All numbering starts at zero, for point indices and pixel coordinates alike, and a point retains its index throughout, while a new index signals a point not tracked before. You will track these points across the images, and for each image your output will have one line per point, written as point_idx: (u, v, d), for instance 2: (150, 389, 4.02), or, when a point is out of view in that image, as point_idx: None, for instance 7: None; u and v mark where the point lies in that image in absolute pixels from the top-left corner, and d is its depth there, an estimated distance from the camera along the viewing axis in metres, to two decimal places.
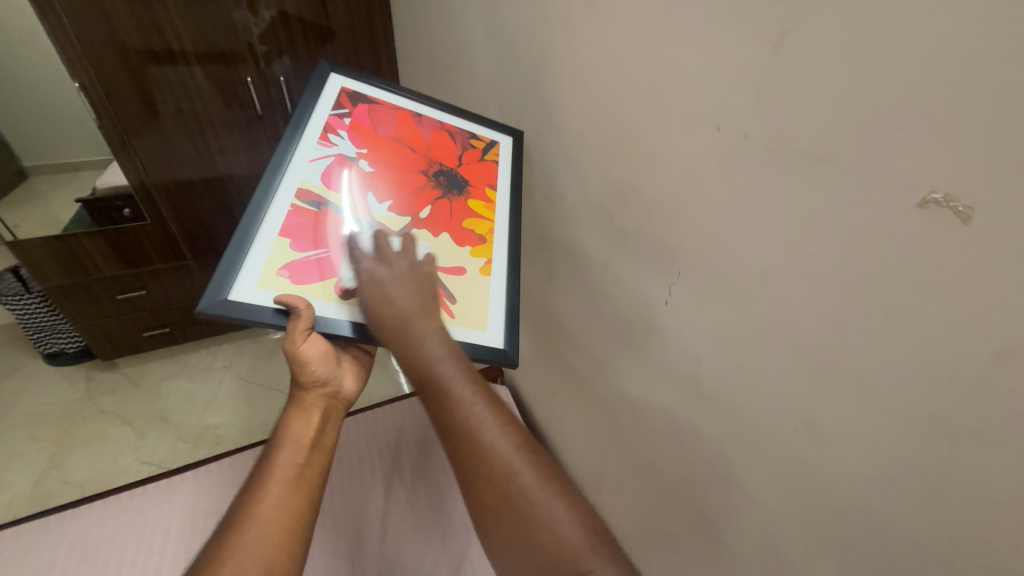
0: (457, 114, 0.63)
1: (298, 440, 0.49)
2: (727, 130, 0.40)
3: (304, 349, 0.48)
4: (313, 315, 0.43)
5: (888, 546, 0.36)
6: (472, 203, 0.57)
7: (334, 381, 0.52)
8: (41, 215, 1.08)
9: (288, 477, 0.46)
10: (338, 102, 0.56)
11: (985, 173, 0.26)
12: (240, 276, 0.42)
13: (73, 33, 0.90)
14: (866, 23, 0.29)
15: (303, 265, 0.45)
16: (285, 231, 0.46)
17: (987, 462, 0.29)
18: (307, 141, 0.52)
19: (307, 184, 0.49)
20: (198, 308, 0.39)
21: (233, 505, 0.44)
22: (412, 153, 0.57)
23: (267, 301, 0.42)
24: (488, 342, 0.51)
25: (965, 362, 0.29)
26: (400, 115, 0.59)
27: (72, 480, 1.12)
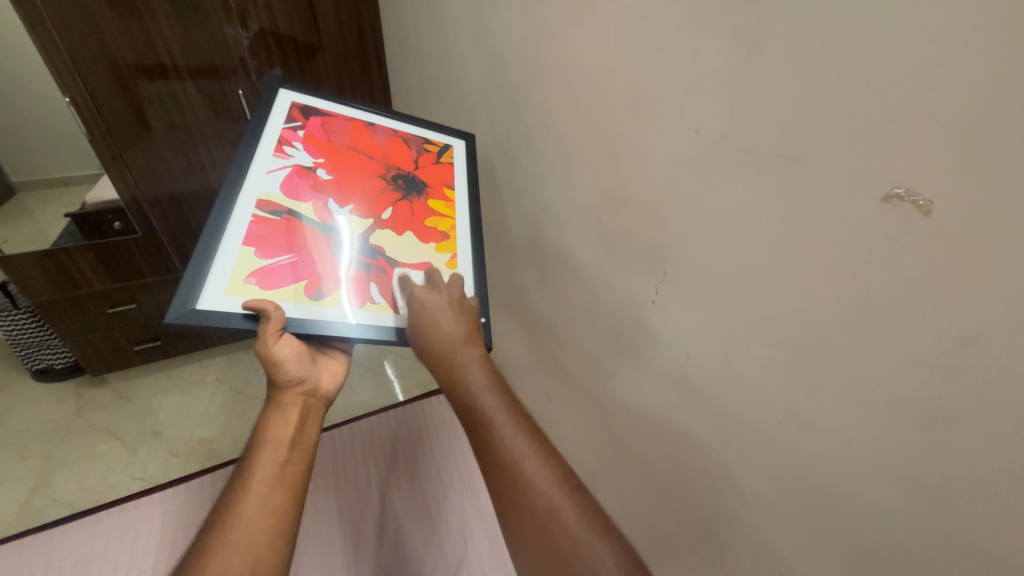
0: (414, 124, 0.71)
1: (277, 439, 0.53)
2: (705, 133, 0.44)
3: (277, 350, 0.52)
4: (283, 316, 0.48)
5: (874, 515, 0.40)
6: (431, 202, 0.64)
7: (310, 380, 0.57)
8: (29, 231, 1.15)
9: (269, 473, 0.51)
10: (291, 114, 0.65)
11: (943, 171, 0.29)
12: (209, 285, 0.47)
13: (67, 51, 0.97)
14: (829, 34, 0.33)
15: (271, 271, 0.51)
16: (248, 242, 0.51)
17: (958, 435, 0.32)
18: (261, 157, 0.59)
19: (266, 195, 0.56)
20: (166, 319, 0.44)
21: (220, 504, 0.49)
22: (369, 160, 0.65)
23: (235, 307, 0.47)
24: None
25: (933, 344, 0.32)
26: (353, 125, 0.67)
27: (142, 476, 1.23)
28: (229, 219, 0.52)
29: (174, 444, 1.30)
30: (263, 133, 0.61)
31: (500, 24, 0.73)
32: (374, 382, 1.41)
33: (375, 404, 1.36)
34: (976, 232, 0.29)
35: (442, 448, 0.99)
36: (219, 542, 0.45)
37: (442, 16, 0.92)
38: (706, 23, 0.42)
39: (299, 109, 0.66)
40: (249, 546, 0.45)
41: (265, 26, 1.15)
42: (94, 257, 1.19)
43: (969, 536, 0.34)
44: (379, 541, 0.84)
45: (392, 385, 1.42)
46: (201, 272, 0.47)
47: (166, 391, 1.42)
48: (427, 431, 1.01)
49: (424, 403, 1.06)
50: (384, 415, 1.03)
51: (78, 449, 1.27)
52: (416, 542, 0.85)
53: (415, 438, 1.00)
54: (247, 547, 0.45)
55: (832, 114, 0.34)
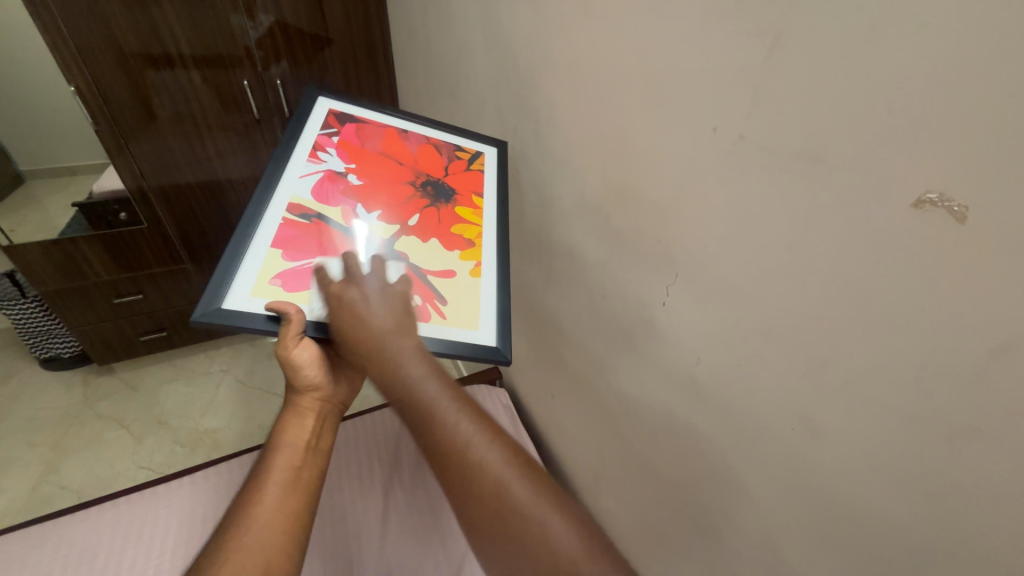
0: (446, 132, 0.71)
1: (293, 443, 0.53)
2: (723, 131, 0.43)
3: (297, 355, 0.51)
4: (304, 320, 0.46)
5: (885, 527, 0.39)
6: (459, 209, 0.63)
7: (328, 386, 0.56)
8: (37, 220, 1.15)
9: (285, 477, 0.50)
10: (326, 119, 0.66)
11: (981, 177, 0.28)
12: (235, 286, 0.47)
13: (71, 37, 0.96)
14: (859, 29, 0.31)
15: (296, 274, 0.50)
16: (276, 244, 0.51)
17: (985, 454, 0.31)
18: (297, 161, 0.59)
19: (298, 199, 0.56)
20: (193, 317, 0.43)
21: (233, 506, 0.48)
22: (400, 166, 0.64)
23: (259, 308, 0.46)
24: (479, 342, 0.53)
25: (961, 358, 0.31)
26: (387, 132, 0.68)
27: (148, 465, 1.23)
28: (260, 222, 0.52)
29: (179, 434, 1.30)
30: (302, 138, 0.62)
31: (510, 16, 0.71)
32: None
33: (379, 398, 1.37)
34: (1015, 242, 0.27)
35: None
36: (235, 542, 0.45)
37: (450, 6, 0.90)
38: (726, 17, 0.40)
39: (336, 116, 0.67)
40: (264, 550, 0.45)
41: (272, 17, 1.13)
42: (101, 247, 1.19)
43: (983, 552, 0.33)
44: (381, 538, 0.84)
45: None
46: (229, 272, 0.47)
47: (172, 381, 1.42)
48: None
49: None
50: (387, 410, 1.03)
51: (85, 437, 1.28)
52: (418, 538, 0.85)
53: None
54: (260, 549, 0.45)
55: (858, 113, 0.33)
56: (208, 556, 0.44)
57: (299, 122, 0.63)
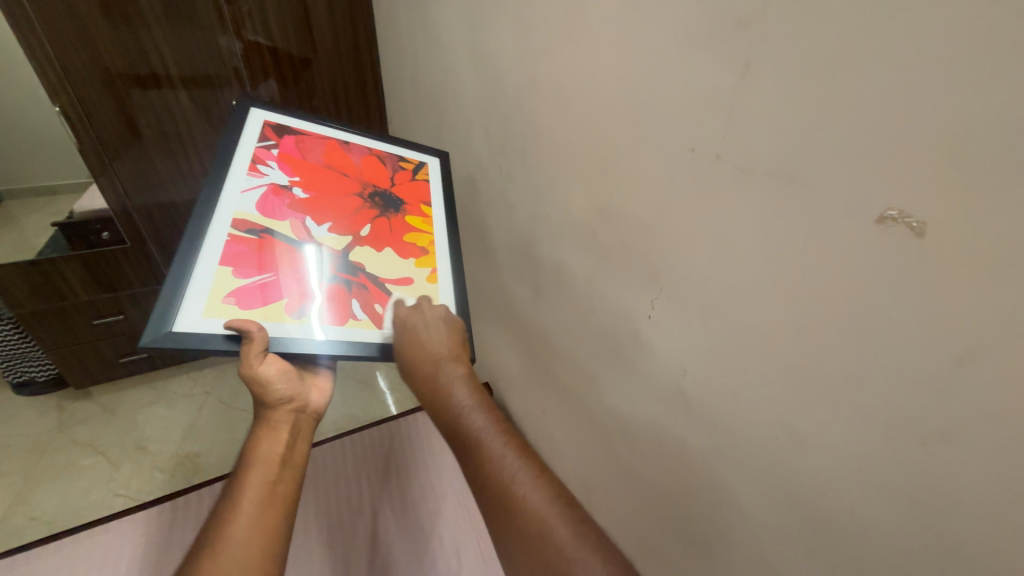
0: (390, 143, 0.73)
1: (267, 459, 0.52)
2: (701, 152, 0.45)
3: (263, 370, 0.51)
4: (267, 337, 0.47)
5: (870, 532, 0.39)
6: (410, 219, 0.65)
7: (301, 396, 0.56)
8: (14, 240, 1.13)
9: (259, 494, 0.49)
10: (263, 133, 0.66)
11: (937, 195, 0.30)
12: (187, 306, 0.47)
13: (57, 59, 0.97)
14: (821, 59, 0.34)
15: (248, 290, 0.50)
16: (225, 261, 0.51)
17: (957, 457, 0.32)
18: (236, 176, 0.59)
19: (242, 214, 0.56)
20: (143, 342, 0.43)
21: (204, 531, 0.47)
22: (346, 177, 0.65)
23: (215, 328, 0.47)
24: None
25: (930, 364, 0.32)
26: (328, 144, 0.69)
27: (126, 492, 1.19)
28: (203, 239, 0.52)
29: (159, 460, 1.26)
30: (236, 154, 0.61)
31: (495, 39, 0.74)
32: (363, 397, 1.39)
33: (364, 418, 1.34)
34: (972, 255, 0.29)
35: (434, 462, 0.97)
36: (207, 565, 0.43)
37: (437, 28, 0.93)
38: (702, 42, 0.42)
39: (271, 129, 0.67)
40: (242, 569, 0.44)
41: (260, 38, 1.15)
42: (81, 266, 1.17)
43: (961, 552, 0.34)
44: (370, 561, 0.82)
45: (383, 399, 1.40)
46: (177, 295, 0.47)
47: (152, 404, 1.38)
48: (417, 449, 0.98)
49: (408, 419, 1.04)
50: (370, 431, 1.01)
51: (59, 465, 1.23)
52: (408, 560, 0.83)
53: (405, 456, 0.97)
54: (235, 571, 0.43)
55: (825, 134, 0.35)
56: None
57: (234, 138, 0.63)
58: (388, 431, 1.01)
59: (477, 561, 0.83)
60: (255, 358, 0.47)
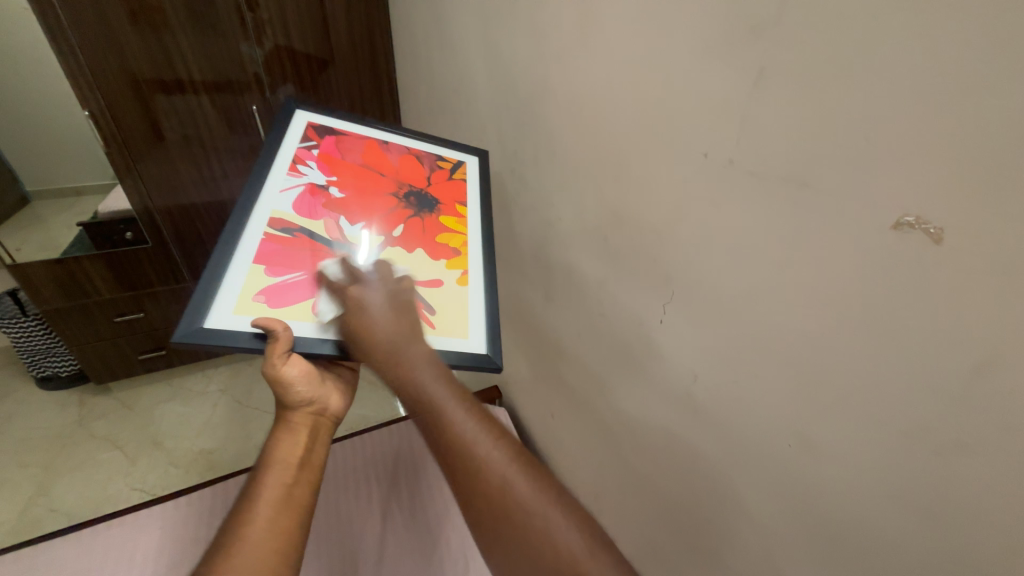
0: (426, 143, 0.74)
1: (285, 461, 0.53)
2: (714, 157, 0.45)
3: (285, 371, 0.52)
4: (291, 337, 0.47)
5: (885, 545, 0.38)
6: (443, 218, 0.65)
7: (321, 399, 0.57)
8: (41, 239, 1.17)
9: (276, 496, 0.50)
10: (305, 133, 0.68)
11: (954, 203, 0.30)
12: (217, 303, 0.47)
13: (87, 64, 1.00)
14: (836, 64, 0.34)
15: (279, 289, 0.50)
16: (258, 259, 0.52)
17: (975, 469, 0.31)
18: (277, 176, 0.61)
19: (278, 212, 0.57)
20: (174, 339, 0.44)
21: (221, 530, 0.48)
22: (382, 177, 0.66)
23: (244, 326, 0.47)
24: (470, 350, 0.54)
25: (947, 373, 0.32)
26: (367, 144, 0.70)
27: (141, 486, 1.22)
28: (240, 236, 0.53)
29: (174, 455, 1.29)
30: (280, 153, 0.64)
31: (510, 45, 0.75)
32: (373, 398, 1.40)
33: (375, 419, 1.36)
34: (990, 263, 0.29)
35: None
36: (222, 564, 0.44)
37: (453, 35, 0.94)
38: (716, 48, 0.42)
39: (314, 130, 0.69)
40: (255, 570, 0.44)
41: (280, 44, 1.18)
42: (104, 265, 1.20)
43: (979, 568, 0.33)
44: (378, 561, 0.82)
45: (393, 401, 1.41)
46: (208, 292, 0.47)
47: (169, 400, 1.41)
48: (426, 451, 0.99)
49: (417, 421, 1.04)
50: (380, 432, 1.02)
51: (78, 458, 1.26)
52: (417, 560, 0.83)
53: (414, 458, 0.98)
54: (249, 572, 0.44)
55: (840, 140, 0.35)
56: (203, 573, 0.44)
57: (279, 138, 0.65)
58: (398, 433, 1.02)
59: (483, 565, 0.83)
60: (278, 357, 0.47)
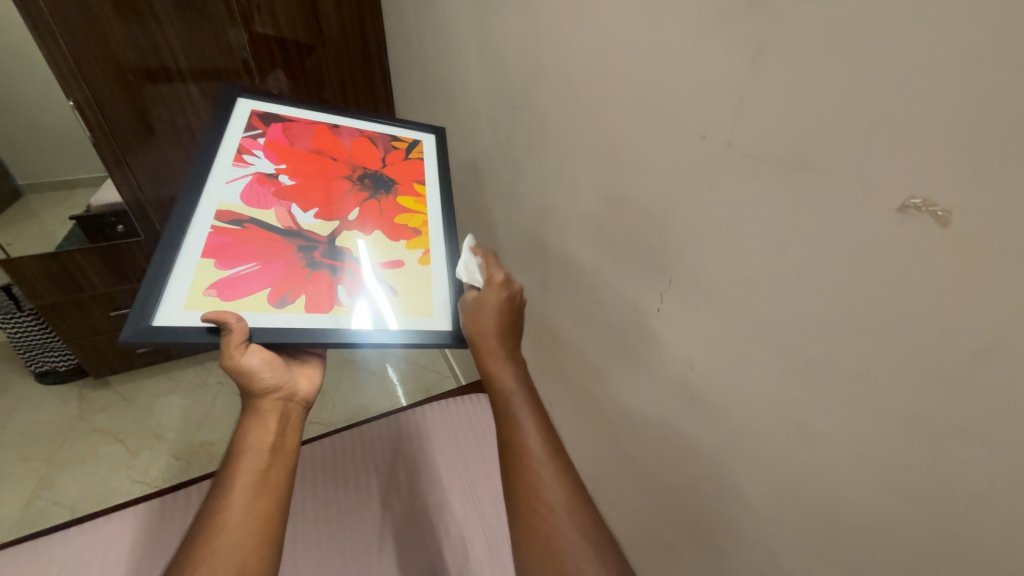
0: (380, 124, 0.73)
1: (257, 447, 0.52)
2: (711, 139, 0.43)
3: (246, 361, 0.50)
4: (246, 328, 0.47)
5: (880, 531, 0.38)
6: (401, 199, 0.66)
7: (287, 385, 0.56)
8: (35, 233, 1.15)
9: (251, 481, 0.49)
10: (251, 123, 0.67)
11: (964, 183, 0.28)
12: (166, 301, 0.47)
13: (69, 52, 0.97)
14: (841, 36, 0.32)
15: (232, 282, 0.50)
16: (207, 253, 0.52)
17: (979, 459, 0.31)
18: (222, 168, 0.60)
19: (226, 205, 0.57)
20: (121, 338, 0.43)
21: (198, 519, 0.47)
22: (335, 161, 0.66)
23: (195, 321, 0.47)
24: (436, 327, 0.55)
25: (950, 361, 0.31)
26: (317, 129, 0.70)
27: (143, 478, 1.23)
28: (186, 233, 0.53)
29: (175, 447, 1.30)
30: (223, 146, 0.63)
31: (501, 26, 0.72)
32: (371, 390, 1.40)
33: (373, 410, 1.36)
34: (996, 247, 0.27)
35: (441, 452, 0.98)
36: (201, 552, 0.44)
37: (443, 16, 0.91)
38: (714, 23, 0.40)
39: (259, 118, 0.68)
40: (237, 553, 0.45)
41: (268, 30, 1.14)
42: (98, 259, 1.19)
43: (978, 555, 0.32)
44: (379, 546, 0.83)
45: (391, 392, 1.41)
46: (158, 289, 0.47)
47: (168, 393, 1.42)
48: (425, 439, 0.99)
49: (414, 410, 1.04)
50: (376, 423, 1.02)
51: (80, 452, 1.27)
52: (414, 552, 0.83)
53: (411, 446, 0.98)
54: (231, 554, 0.44)
55: (842, 119, 0.33)
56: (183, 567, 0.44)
57: (218, 130, 0.64)
58: (392, 424, 1.02)
59: (483, 550, 0.84)
60: (236, 348, 0.47)
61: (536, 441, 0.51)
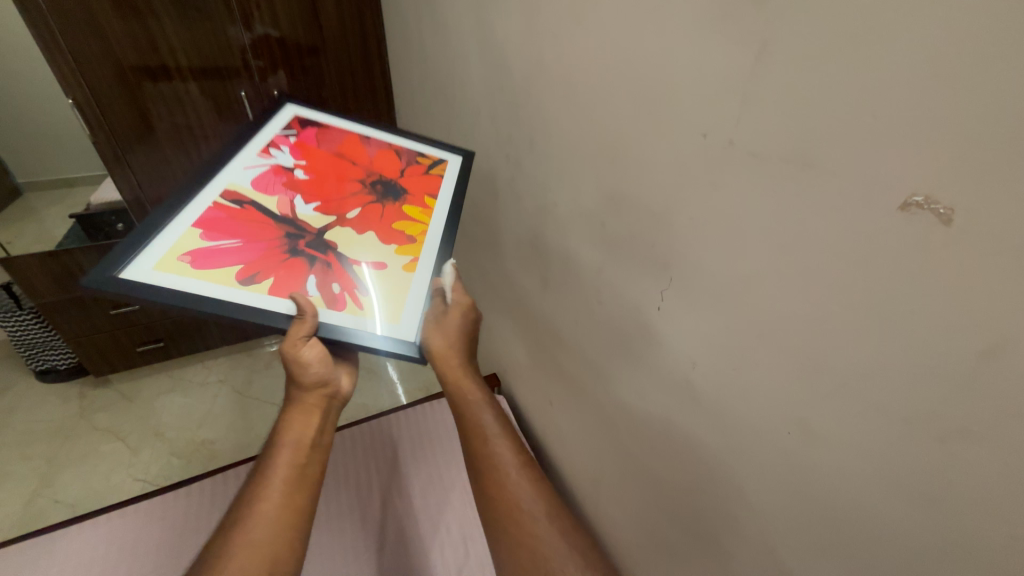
0: (411, 140, 0.75)
1: (298, 441, 0.53)
2: (713, 137, 0.43)
3: (303, 353, 0.51)
4: (317, 325, 0.48)
5: (882, 529, 0.38)
6: (407, 207, 0.65)
7: (334, 384, 0.56)
8: (35, 232, 1.15)
9: (290, 475, 0.51)
10: (289, 124, 0.72)
11: (968, 182, 0.28)
12: (140, 258, 0.48)
13: (67, 49, 0.97)
14: (846, 34, 0.32)
15: (208, 252, 0.50)
16: (198, 224, 0.53)
17: (981, 458, 0.31)
18: (247, 155, 0.64)
19: (235, 186, 0.59)
20: (82, 280, 0.44)
21: (235, 504, 0.49)
22: (353, 165, 0.68)
23: (158, 280, 0.46)
24: (396, 334, 0.52)
25: (952, 360, 0.31)
26: (349, 139, 0.73)
27: (144, 477, 1.23)
28: (190, 201, 0.55)
29: (176, 446, 1.30)
30: (258, 139, 0.67)
31: (503, 24, 0.72)
32: (371, 389, 1.41)
33: (373, 408, 1.36)
34: (1000, 246, 0.27)
35: (442, 450, 0.98)
36: (240, 539, 0.46)
37: (443, 14, 0.91)
38: (717, 22, 0.40)
39: (299, 123, 0.74)
40: (270, 546, 0.46)
41: (269, 28, 1.14)
42: (99, 257, 1.18)
43: (979, 553, 0.32)
44: (380, 544, 0.84)
45: (391, 390, 1.41)
46: (137, 245, 0.48)
47: (169, 392, 1.42)
48: (426, 438, 0.99)
49: (414, 409, 1.05)
50: (376, 421, 1.02)
51: (81, 450, 1.27)
52: (415, 550, 0.83)
53: (412, 445, 0.98)
54: (266, 546, 0.46)
55: (846, 117, 0.33)
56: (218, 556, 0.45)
57: (259, 126, 0.69)
58: (392, 423, 1.02)
59: (483, 549, 0.84)
60: (301, 339, 0.49)
61: (502, 449, 0.61)
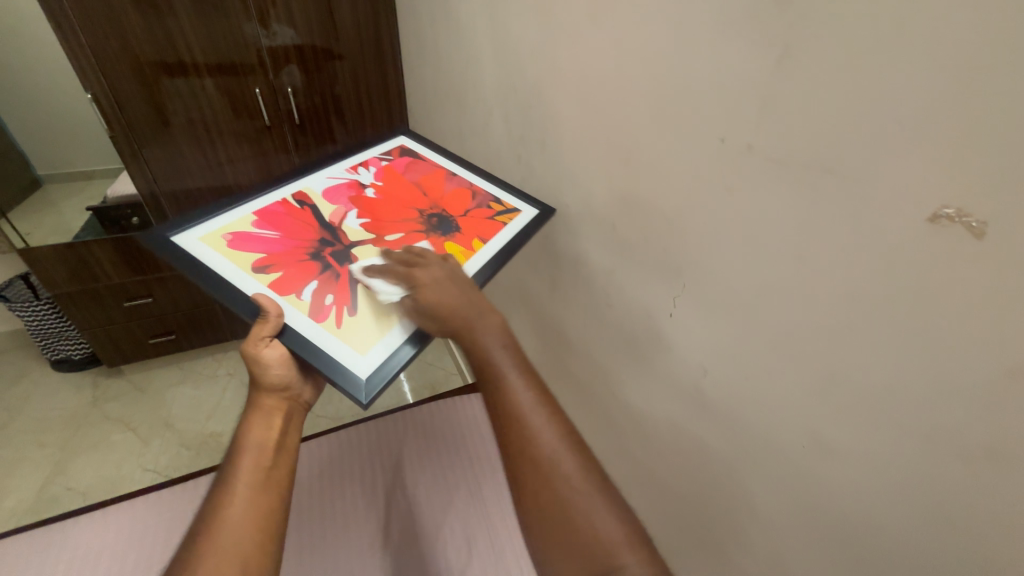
0: (494, 186, 0.74)
1: (261, 443, 0.48)
2: (730, 142, 0.42)
3: (263, 353, 0.49)
4: (280, 323, 0.49)
5: (897, 547, 0.37)
6: (450, 244, 0.63)
7: (296, 382, 0.53)
8: (53, 223, 1.18)
9: (255, 479, 0.46)
10: (391, 150, 0.79)
11: (1001, 192, 0.27)
12: (197, 228, 0.57)
13: (87, 44, 0.98)
14: (871, 38, 0.31)
15: (246, 236, 0.58)
16: (258, 213, 0.61)
17: (1005, 478, 0.30)
18: (339, 168, 0.72)
19: (310, 189, 0.67)
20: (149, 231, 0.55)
21: (199, 516, 0.44)
22: (423, 197, 0.70)
23: (194, 248, 0.55)
24: (349, 362, 0.49)
25: (977, 376, 0.30)
26: (435, 172, 0.75)
27: (154, 467, 1.24)
28: (273, 194, 0.65)
29: (185, 437, 1.31)
30: (358, 158, 0.76)
31: (517, 23, 0.71)
32: None
33: (380, 406, 1.37)
34: None
35: (445, 451, 0.97)
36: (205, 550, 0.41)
37: (457, 13, 0.91)
38: (737, 24, 0.39)
39: (401, 150, 0.80)
40: (237, 552, 0.42)
41: (285, 26, 1.14)
42: (114, 250, 1.20)
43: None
44: (384, 544, 0.84)
45: (397, 388, 1.42)
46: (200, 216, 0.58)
47: (179, 383, 1.44)
48: (428, 439, 0.99)
49: (417, 409, 1.04)
50: (381, 421, 1.02)
51: (93, 439, 1.29)
52: (417, 552, 0.83)
53: (416, 445, 0.98)
54: (233, 553, 0.42)
55: (872, 123, 0.32)
56: (191, 562, 0.41)
57: (371, 146, 0.79)
58: (397, 423, 1.02)
59: (487, 554, 0.83)
60: (262, 339, 0.49)
61: (551, 441, 0.48)
